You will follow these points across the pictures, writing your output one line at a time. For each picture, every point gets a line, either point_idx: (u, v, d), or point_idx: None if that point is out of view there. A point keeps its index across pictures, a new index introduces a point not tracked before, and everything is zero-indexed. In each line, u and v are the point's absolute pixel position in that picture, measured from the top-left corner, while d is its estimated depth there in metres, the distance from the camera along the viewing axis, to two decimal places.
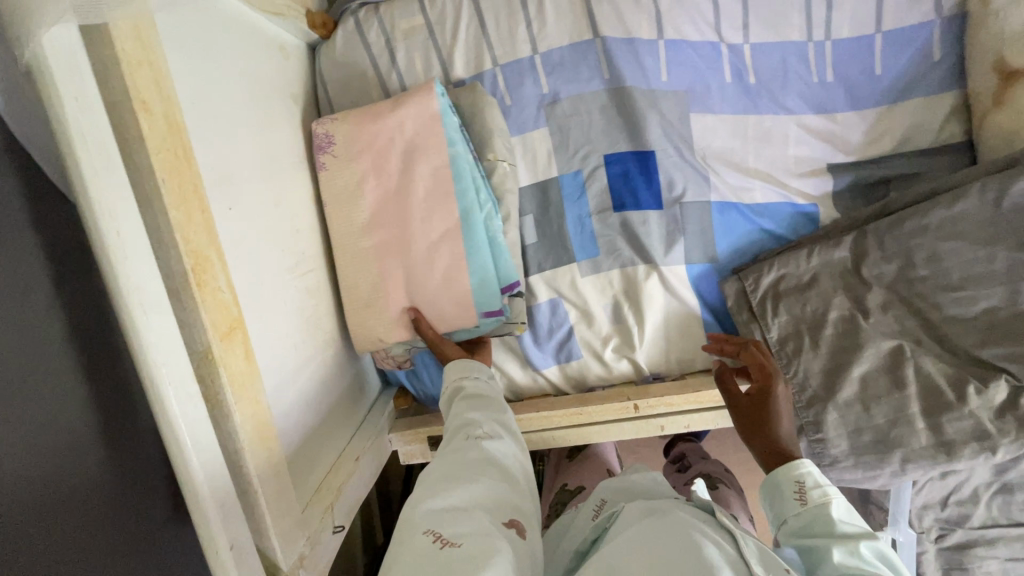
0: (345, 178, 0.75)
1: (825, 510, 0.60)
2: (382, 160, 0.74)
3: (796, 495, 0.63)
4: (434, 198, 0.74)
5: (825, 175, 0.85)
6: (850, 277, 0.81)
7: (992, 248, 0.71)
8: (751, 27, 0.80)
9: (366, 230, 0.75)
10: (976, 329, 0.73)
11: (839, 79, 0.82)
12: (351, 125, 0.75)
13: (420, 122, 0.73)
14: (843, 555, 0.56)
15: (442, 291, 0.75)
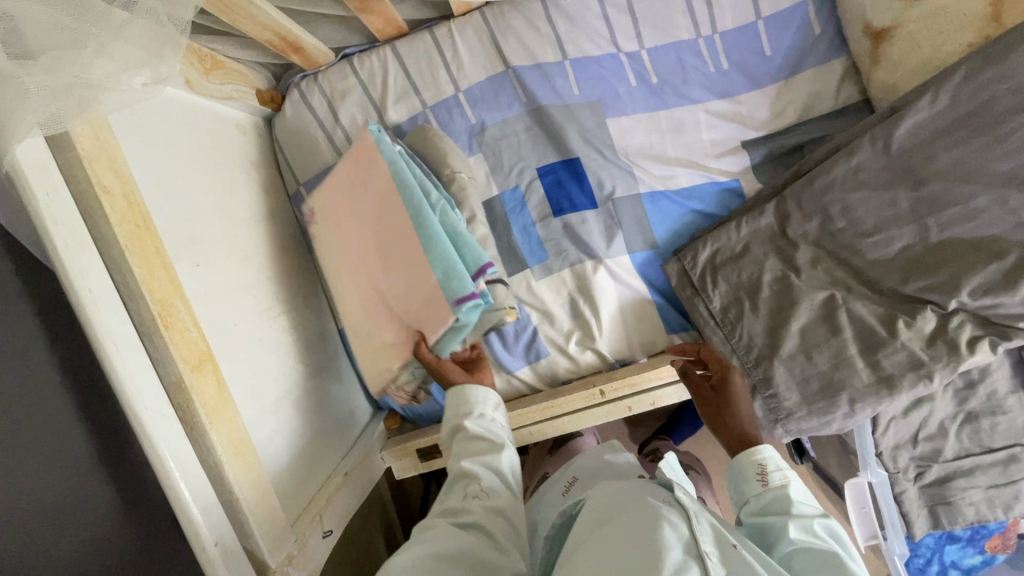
0: (327, 230, 0.82)
1: (785, 491, 0.63)
2: (348, 203, 0.79)
3: (757, 477, 0.66)
4: (386, 215, 0.74)
5: (741, 151, 0.92)
6: (779, 240, 0.86)
7: (893, 190, 0.77)
8: (644, 34, 0.89)
9: (348, 269, 0.80)
10: (898, 268, 0.77)
11: (734, 65, 0.90)
12: (325, 184, 0.83)
13: (361, 157, 0.77)
14: (797, 530, 0.58)
15: (416, 292, 0.73)
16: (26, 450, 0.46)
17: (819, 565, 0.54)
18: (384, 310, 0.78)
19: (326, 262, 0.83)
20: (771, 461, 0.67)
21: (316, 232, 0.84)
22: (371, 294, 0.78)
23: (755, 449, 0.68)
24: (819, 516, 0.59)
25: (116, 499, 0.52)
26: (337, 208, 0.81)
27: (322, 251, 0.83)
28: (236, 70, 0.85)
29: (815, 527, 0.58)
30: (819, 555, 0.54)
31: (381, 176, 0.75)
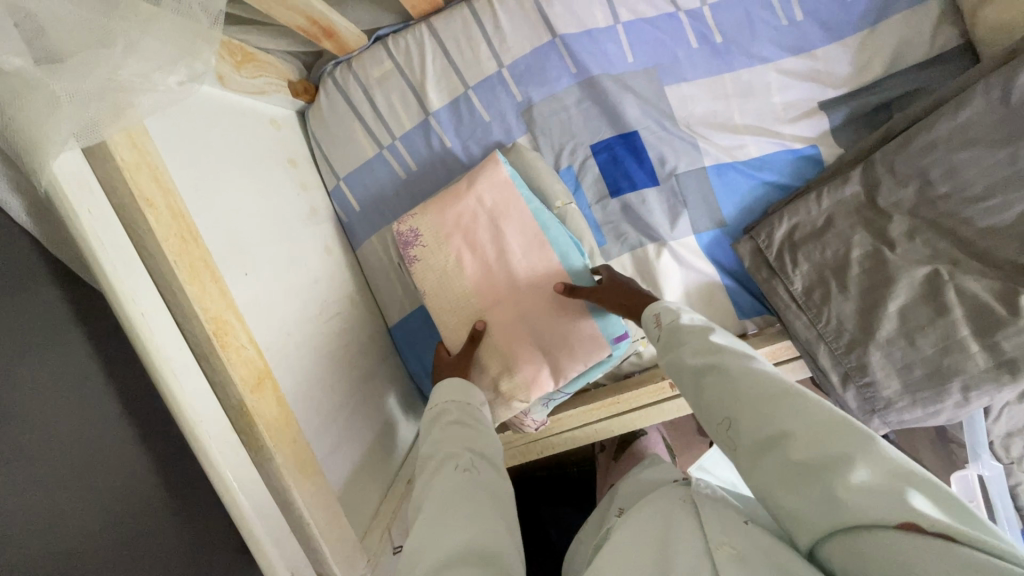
0: (445, 261, 0.78)
1: (675, 322, 0.63)
2: (472, 235, 0.78)
3: (654, 324, 0.66)
4: (528, 247, 0.77)
5: (819, 114, 0.83)
6: (867, 211, 0.77)
7: (1012, 146, 0.67)
8: None
9: (476, 302, 0.78)
10: (1017, 236, 0.68)
11: (809, 16, 0.80)
12: (431, 209, 0.79)
13: (495, 190, 0.78)
14: (702, 355, 0.57)
15: (566, 325, 0.76)
16: (96, 487, 0.43)
17: (724, 377, 0.53)
18: (521, 344, 0.77)
19: (436, 295, 0.79)
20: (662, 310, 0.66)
21: (422, 262, 0.79)
22: (506, 329, 0.77)
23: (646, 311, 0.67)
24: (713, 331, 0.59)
25: (186, 531, 0.49)
26: (457, 239, 0.78)
27: (430, 283, 0.79)
28: (268, 62, 0.80)
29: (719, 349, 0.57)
30: (722, 376, 0.53)
31: (523, 211, 0.78)
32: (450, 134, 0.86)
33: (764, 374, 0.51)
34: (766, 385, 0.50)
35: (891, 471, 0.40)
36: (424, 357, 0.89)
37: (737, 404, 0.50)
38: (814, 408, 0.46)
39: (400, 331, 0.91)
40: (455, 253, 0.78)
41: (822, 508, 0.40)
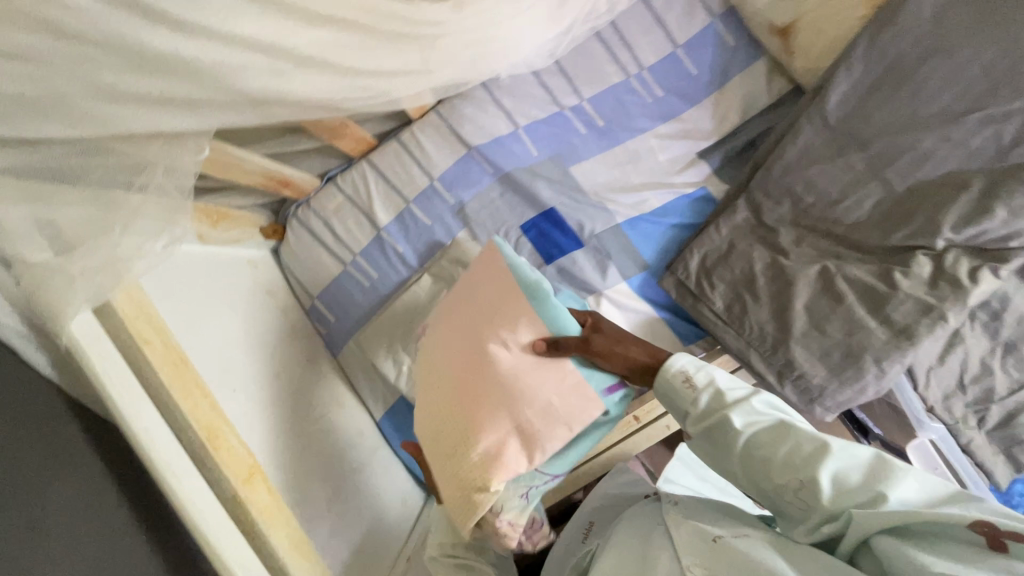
0: (432, 342, 0.76)
1: (715, 387, 0.61)
2: (453, 303, 0.76)
3: (685, 385, 0.62)
4: (508, 303, 0.70)
5: (700, 161, 0.99)
6: (759, 230, 0.90)
7: (845, 157, 0.82)
8: (580, 88, 0.99)
9: (451, 371, 0.71)
10: (877, 224, 0.80)
11: (668, 91, 0.98)
12: (439, 305, 0.79)
13: (481, 255, 0.77)
14: (743, 419, 0.58)
15: (543, 386, 0.65)
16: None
17: (789, 443, 0.55)
18: (489, 415, 0.66)
19: (423, 380, 0.75)
20: (688, 365, 0.63)
21: (421, 352, 0.79)
22: (481, 399, 0.67)
23: (664, 367, 0.63)
24: (757, 396, 0.60)
25: None
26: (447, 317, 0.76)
27: (420, 370, 0.77)
28: (239, 215, 0.95)
29: (758, 409, 0.59)
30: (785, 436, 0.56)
31: (504, 268, 0.73)
32: (400, 241, 1.01)
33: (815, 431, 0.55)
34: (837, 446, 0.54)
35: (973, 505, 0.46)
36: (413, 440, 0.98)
37: (806, 462, 0.53)
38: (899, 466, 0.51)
39: (388, 421, 0.99)
40: (441, 333, 0.75)
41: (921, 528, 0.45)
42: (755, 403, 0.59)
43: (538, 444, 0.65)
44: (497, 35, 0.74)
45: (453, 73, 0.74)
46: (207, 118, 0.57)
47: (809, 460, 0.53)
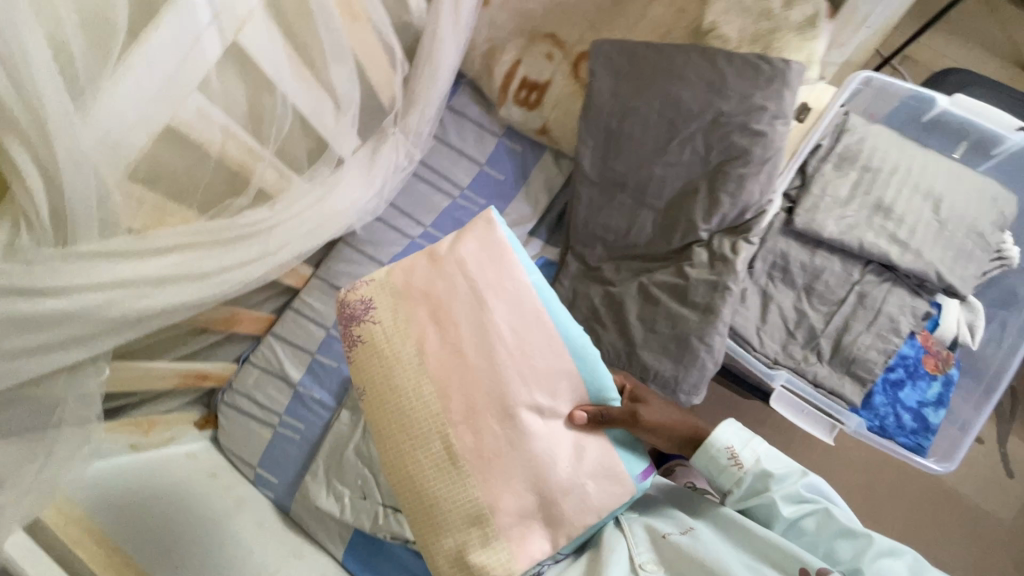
0: (399, 334, 0.80)
1: (763, 471, 0.82)
2: (446, 316, 0.78)
3: (732, 461, 0.83)
4: (535, 356, 0.77)
5: (534, 238, 1.22)
6: (586, 271, 1.06)
7: (618, 195, 1.01)
8: (421, 218, 1.21)
9: (447, 411, 0.77)
10: (661, 235, 0.99)
11: (487, 196, 1.22)
12: (410, 289, 0.81)
13: (491, 274, 0.78)
14: (786, 507, 0.82)
15: (572, 467, 0.76)
16: None
17: (809, 518, 0.82)
18: (502, 490, 0.74)
19: (402, 398, 0.78)
20: (733, 441, 0.83)
21: (377, 334, 0.81)
22: (490, 462, 0.75)
23: (713, 442, 0.83)
24: (804, 480, 0.84)
25: None
26: (421, 311, 0.80)
27: (379, 362, 0.80)
28: (169, 417, 1.10)
29: (795, 491, 0.82)
30: (818, 521, 0.82)
31: (532, 303, 0.78)
32: (316, 389, 1.16)
33: (843, 518, 0.82)
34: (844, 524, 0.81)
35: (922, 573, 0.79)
36: (376, 564, 1.05)
37: (834, 549, 0.81)
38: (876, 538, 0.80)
39: (350, 556, 1.06)
40: (422, 339, 0.79)
41: None
42: (790, 488, 0.82)
43: (556, 518, 0.76)
44: (317, 217, 0.96)
45: (289, 256, 0.94)
46: (89, 347, 0.72)
47: (842, 554, 0.80)
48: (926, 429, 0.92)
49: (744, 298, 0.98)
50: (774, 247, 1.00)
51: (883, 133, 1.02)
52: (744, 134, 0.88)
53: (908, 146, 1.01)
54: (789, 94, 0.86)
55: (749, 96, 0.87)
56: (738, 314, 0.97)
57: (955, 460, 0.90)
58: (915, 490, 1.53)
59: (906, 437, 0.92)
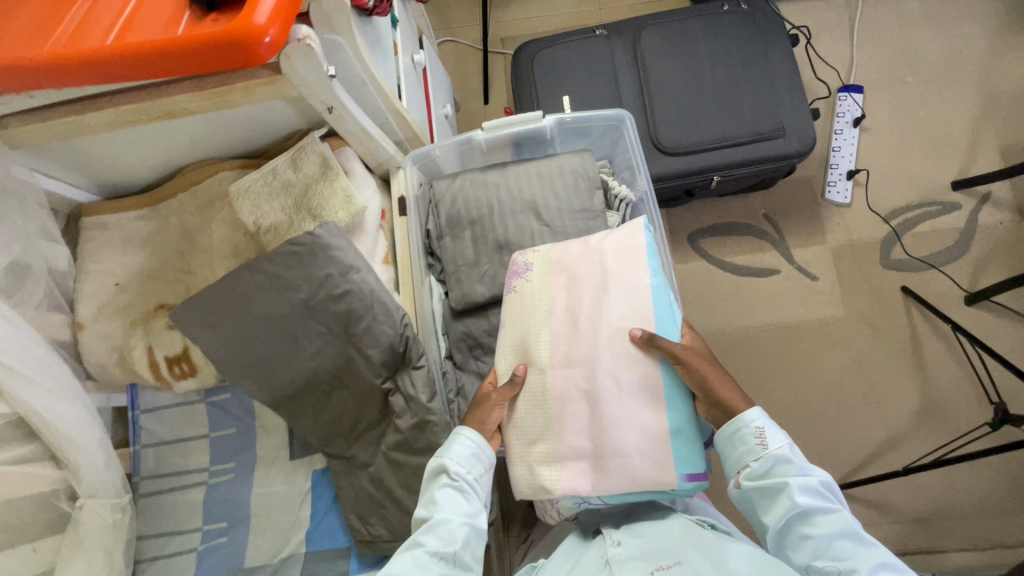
0: (531, 295, 0.96)
1: (784, 455, 0.80)
2: (575, 291, 0.93)
3: (759, 440, 0.82)
4: (638, 347, 0.87)
5: (298, 458, 1.16)
6: (346, 465, 1.06)
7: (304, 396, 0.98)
8: (191, 523, 1.15)
9: (553, 359, 0.91)
10: (362, 403, 0.98)
11: (234, 457, 1.18)
12: (561, 265, 0.97)
13: (621, 270, 0.92)
14: (798, 496, 0.77)
15: (633, 432, 0.85)
16: None
17: (823, 518, 0.76)
18: (569, 433, 0.88)
19: (521, 346, 0.94)
20: (767, 427, 0.82)
21: (519, 289, 0.98)
22: (571, 400, 0.89)
23: (745, 419, 0.82)
24: (825, 478, 0.79)
25: None
26: (560, 279, 0.96)
27: (514, 308, 0.98)
28: None
29: (813, 489, 0.77)
30: (830, 523, 0.75)
31: (643, 301, 0.90)
32: None
33: (857, 531, 0.74)
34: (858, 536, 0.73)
35: None
36: None
37: (837, 550, 0.73)
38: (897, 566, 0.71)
39: None
40: (554, 304, 0.94)
41: None
42: (809, 479, 0.78)
43: (602, 466, 0.86)
44: None
45: None
46: None
47: (845, 557, 0.72)
48: None
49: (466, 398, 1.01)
50: (458, 333, 1.04)
51: (465, 183, 1.09)
52: (337, 301, 0.88)
53: (488, 179, 1.08)
54: (338, 250, 0.88)
55: (311, 273, 0.88)
56: None
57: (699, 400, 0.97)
58: (765, 345, 1.63)
59: None
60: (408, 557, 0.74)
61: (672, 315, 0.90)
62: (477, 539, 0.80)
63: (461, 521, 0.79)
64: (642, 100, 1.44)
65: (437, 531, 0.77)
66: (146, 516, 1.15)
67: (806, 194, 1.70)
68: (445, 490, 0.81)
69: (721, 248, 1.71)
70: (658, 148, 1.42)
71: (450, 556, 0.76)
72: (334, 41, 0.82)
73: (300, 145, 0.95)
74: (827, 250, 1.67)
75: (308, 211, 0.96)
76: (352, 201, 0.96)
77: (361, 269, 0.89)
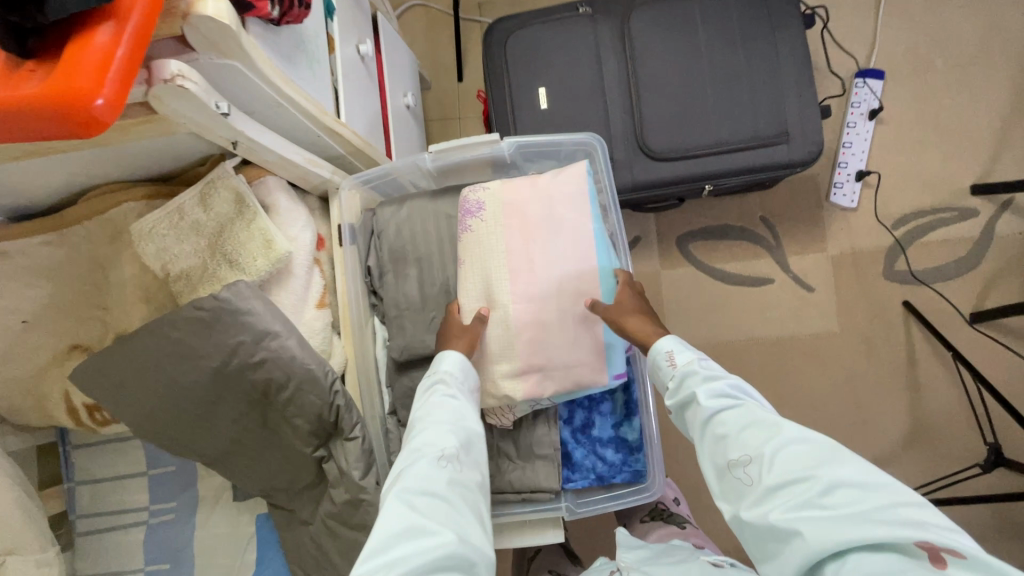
0: (487, 234, 0.92)
1: (686, 365, 0.77)
2: (529, 228, 0.91)
3: (669, 362, 0.79)
4: (588, 272, 0.89)
5: (242, 500, 1.10)
6: (289, 519, 0.99)
7: (233, 459, 0.89)
8: (132, 564, 1.10)
9: (509, 293, 0.89)
10: (297, 466, 0.89)
11: (175, 496, 1.11)
12: (514, 208, 0.92)
13: (573, 209, 0.91)
14: (704, 400, 0.72)
15: (584, 347, 0.89)
16: None
17: (733, 415, 0.69)
18: (528, 355, 0.88)
19: (476, 279, 0.91)
20: (675, 348, 0.79)
21: (476, 231, 0.92)
22: (532, 328, 0.88)
23: (653, 345, 0.81)
24: (732, 381, 0.73)
25: None
26: (513, 220, 0.92)
27: (470, 249, 0.92)
28: None
29: (722, 392, 0.72)
30: (740, 417, 0.68)
31: (590, 238, 0.91)
32: None
33: (768, 416, 0.67)
34: (772, 426, 0.66)
35: (895, 498, 0.56)
36: None
37: (745, 440, 0.66)
38: (816, 445, 0.62)
39: None
40: (511, 240, 0.91)
41: (840, 531, 0.55)
42: (713, 383, 0.73)
43: (554, 377, 0.89)
44: None
45: None
46: None
47: (751, 444, 0.65)
48: (631, 450, 0.92)
49: None
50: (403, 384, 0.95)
51: (411, 213, 0.99)
52: (255, 368, 0.78)
53: (439, 208, 0.98)
54: (253, 314, 0.76)
55: (221, 340, 0.76)
56: None
57: (660, 473, 0.89)
58: (752, 361, 1.53)
59: (621, 474, 0.91)
60: (410, 469, 0.65)
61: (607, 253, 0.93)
62: (477, 440, 0.73)
63: (455, 425, 0.71)
64: (629, 94, 1.26)
65: (435, 440, 0.68)
66: (85, 556, 1.10)
67: (808, 196, 1.54)
68: (436, 400, 0.75)
69: (711, 253, 1.57)
70: (645, 153, 1.26)
71: (454, 457, 0.67)
72: (228, 65, 0.65)
73: (208, 179, 0.80)
74: (826, 258, 1.53)
75: (221, 255, 0.83)
76: (272, 245, 0.83)
77: (280, 333, 0.77)
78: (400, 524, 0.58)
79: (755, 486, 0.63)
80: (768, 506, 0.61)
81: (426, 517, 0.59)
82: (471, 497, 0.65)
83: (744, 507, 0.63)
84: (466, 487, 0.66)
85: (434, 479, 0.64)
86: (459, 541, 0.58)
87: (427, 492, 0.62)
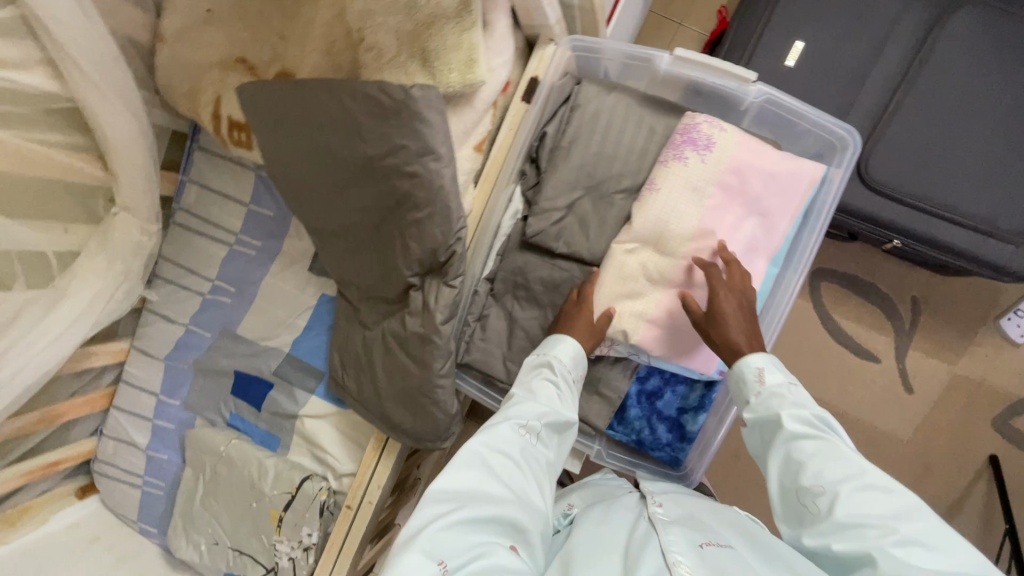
0: (699, 177, 0.85)
1: (774, 387, 0.72)
2: (737, 191, 0.86)
3: (755, 378, 0.75)
4: (758, 266, 0.87)
5: (317, 276, 1.16)
6: (350, 314, 1.03)
7: (334, 242, 0.92)
8: (207, 271, 1.20)
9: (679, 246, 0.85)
10: (378, 278, 0.90)
11: (263, 237, 1.18)
12: (738, 167, 0.85)
13: (782, 204, 0.86)
14: (788, 425, 0.67)
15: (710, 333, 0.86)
16: None
17: (815, 442, 0.64)
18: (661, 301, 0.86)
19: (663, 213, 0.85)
20: (766, 365, 0.75)
21: (694, 165, 0.85)
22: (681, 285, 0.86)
23: (744, 358, 0.77)
24: (822, 414, 0.67)
25: None
26: (730, 179, 0.85)
27: (678, 178, 0.85)
28: (69, 457, 1.22)
29: (806, 418, 0.67)
30: (818, 449, 0.63)
31: (780, 237, 0.87)
32: (161, 449, 1.25)
33: (854, 455, 0.61)
34: (859, 467, 0.60)
35: None
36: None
37: (824, 479, 0.60)
38: (908, 501, 0.56)
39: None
40: (716, 189, 0.85)
41: None
42: (800, 413, 0.68)
43: (670, 340, 0.87)
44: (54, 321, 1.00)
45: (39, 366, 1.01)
46: None
47: (829, 481, 0.60)
48: (681, 440, 0.91)
49: (485, 327, 0.94)
50: (512, 265, 0.94)
51: (620, 104, 0.91)
52: (405, 177, 0.76)
53: (644, 117, 0.91)
54: (430, 128, 0.73)
55: (387, 134, 0.74)
56: (475, 349, 0.93)
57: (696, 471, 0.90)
58: None
59: (661, 450, 0.92)
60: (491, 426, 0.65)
61: (780, 257, 0.90)
62: (563, 425, 0.71)
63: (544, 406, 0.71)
64: (891, 99, 1.06)
65: (522, 412, 0.68)
66: (173, 243, 1.21)
67: (975, 307, 1.38)
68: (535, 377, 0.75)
69: (838, 301, 1.43)
70: (861, 173, 1.09)
71: (534, 432, 0.67)
72: None
73: None
74: (948, 373, 1.39)
75: (419, 49, 0.78)
76: (474, 65, 0.77)
77: (442, 158, 0.74)
78: (472, 472, 0.59)
79: (820, 521, 0.59)
80: (835, 545, 0.56)
81: (496, 475, 0.60)
82: (540, 470, 0.64)
83: (808, 542, 0.60)
84: (536, 463, 0.65)
85: (510, 443, 0.64)
86: (521, 506, 0.59)
87: (503, 454, 0.62)
